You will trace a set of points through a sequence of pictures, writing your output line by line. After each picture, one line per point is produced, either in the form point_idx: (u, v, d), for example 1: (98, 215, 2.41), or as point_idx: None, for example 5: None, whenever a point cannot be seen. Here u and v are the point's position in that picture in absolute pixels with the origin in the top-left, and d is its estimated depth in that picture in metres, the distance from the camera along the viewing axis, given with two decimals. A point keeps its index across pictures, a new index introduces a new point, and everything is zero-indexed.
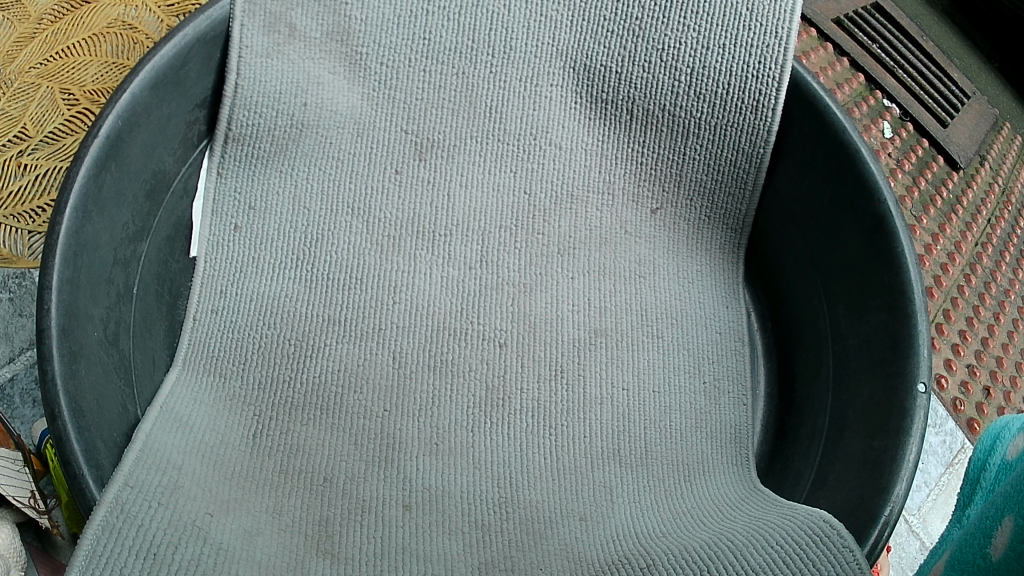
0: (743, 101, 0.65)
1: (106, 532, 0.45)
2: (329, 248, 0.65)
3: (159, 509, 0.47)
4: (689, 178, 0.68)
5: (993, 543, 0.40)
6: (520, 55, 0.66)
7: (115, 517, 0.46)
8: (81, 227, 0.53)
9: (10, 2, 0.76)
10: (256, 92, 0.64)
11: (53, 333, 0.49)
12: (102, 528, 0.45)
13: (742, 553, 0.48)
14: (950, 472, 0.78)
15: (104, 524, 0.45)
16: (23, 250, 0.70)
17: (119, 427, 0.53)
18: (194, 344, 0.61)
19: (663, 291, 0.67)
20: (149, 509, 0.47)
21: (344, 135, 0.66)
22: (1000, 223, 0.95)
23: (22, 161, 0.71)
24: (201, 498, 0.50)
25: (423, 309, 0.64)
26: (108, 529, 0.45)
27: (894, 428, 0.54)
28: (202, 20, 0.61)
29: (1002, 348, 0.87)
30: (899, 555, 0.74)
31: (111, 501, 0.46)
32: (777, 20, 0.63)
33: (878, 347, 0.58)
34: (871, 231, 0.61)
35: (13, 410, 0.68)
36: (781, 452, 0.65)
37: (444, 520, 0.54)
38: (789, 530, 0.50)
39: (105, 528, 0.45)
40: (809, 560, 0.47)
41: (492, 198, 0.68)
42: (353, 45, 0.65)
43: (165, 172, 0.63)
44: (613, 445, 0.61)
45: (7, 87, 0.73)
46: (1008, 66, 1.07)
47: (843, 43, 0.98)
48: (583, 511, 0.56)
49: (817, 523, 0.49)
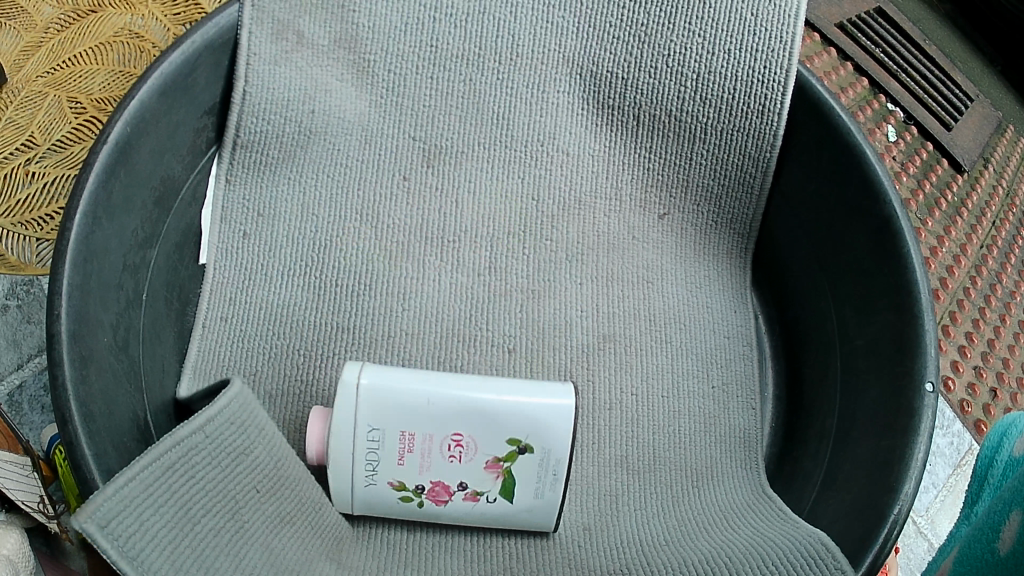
0: (750, 106, 0.65)
1: (144, 491, 0.43)
2: (338, 254, 0.66)
3: (195, 483, 0.46)
4: (696, 183, 0.69)
5: (1000, 538, 0.40)
6: (526, 61, 0.66)
7: (157, 477, 0.44)
8: (91, 234, 0.53)
9: (15, 11, 0.76)
10: (264, 99, 0.64)
11: (63, 338, 0.49)
12: (140, 483, 0.43)
13: (729, 558, 0.50)
14: (957, 474, 0.79)
15: (144, 478, 0.43)
16: (31, 258, 0.71)
17: (130, 433, 0.53)
18: (204, 351, 0.61)
19: (671, 296, 0.68)
20: (186, 481, 0.45)
21: (352, 143, 0.67)
22: (1005, 225, 0.95)
23: (30, 169, 0.71)
24: (236, 481, 0.48)
25: (433, 315, 0.64)
26: (144, 487, 0.43)
27: (903, 427, 0.54)
28: (211, 27, 0.61)
29: (1007, 349, 0.87)
30: (907, 557, 0.75)
31: (159, 457, 0.44)
32: (781, 24, 0.64)
33: (885, 348, 0.58)
34: (877, 233, 0.61)
35: (21, 416, 0.69)
36: (790, 453, 0.65)
37: (450, 533, 0.55)
38: (787, 550, 0.50)
39: (143, 484, 0.43)
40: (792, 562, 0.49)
41: (501, 205, 0.68)
42: (360, 52, 0.65)
43: (174, 179, 0.62)
44: (623, 451, 0.61)
45: (14, 95, 0.73)
46: (1009, 69, 1.07)
47: (845, 48, 0.98)
48: (588, 520, 0.57)
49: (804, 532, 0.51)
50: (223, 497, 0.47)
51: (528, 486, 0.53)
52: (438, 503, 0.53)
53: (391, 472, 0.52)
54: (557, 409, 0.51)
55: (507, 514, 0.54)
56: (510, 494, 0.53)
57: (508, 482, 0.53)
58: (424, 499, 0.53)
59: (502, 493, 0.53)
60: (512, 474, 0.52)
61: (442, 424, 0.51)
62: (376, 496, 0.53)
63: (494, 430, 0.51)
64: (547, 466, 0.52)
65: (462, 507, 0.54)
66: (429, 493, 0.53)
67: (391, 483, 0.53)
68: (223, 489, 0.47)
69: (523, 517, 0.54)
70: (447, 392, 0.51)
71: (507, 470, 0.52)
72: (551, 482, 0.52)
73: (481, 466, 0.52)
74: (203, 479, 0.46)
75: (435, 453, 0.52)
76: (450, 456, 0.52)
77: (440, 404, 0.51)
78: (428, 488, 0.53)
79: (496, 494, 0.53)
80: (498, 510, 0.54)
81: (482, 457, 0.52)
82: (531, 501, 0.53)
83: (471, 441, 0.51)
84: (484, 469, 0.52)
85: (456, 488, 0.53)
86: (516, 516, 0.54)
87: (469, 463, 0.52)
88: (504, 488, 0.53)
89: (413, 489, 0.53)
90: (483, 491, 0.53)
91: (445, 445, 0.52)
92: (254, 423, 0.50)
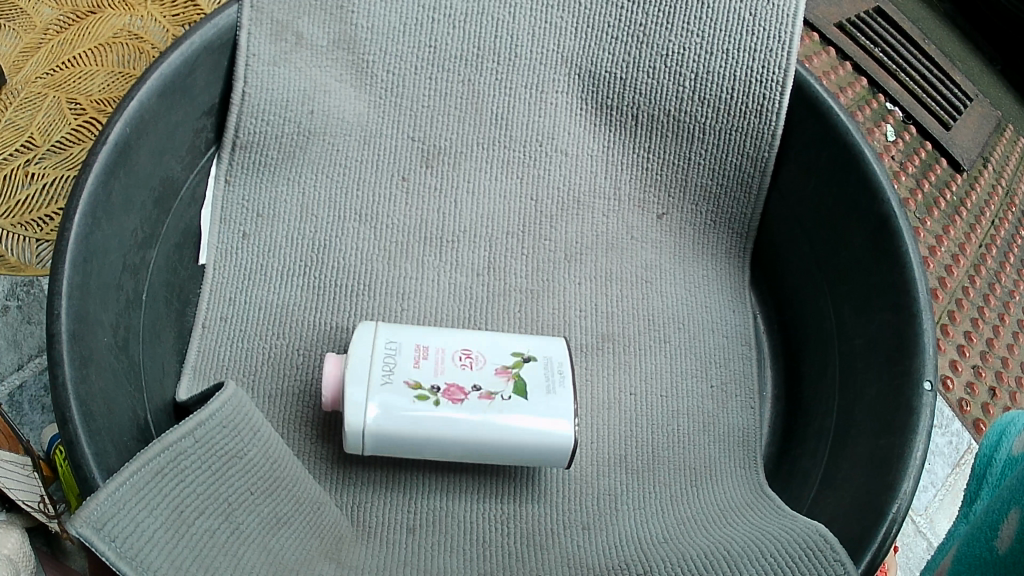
0: (748, 105, 0.65)
1: (136, 497, 0.43)
2: (337, 255, 0.66)
3: (187, 487, 0.46)
4: (694, 183, 0.69)
5: (999, 536, 0.40)
6: (525, 62, 0.67)
7: (148, 482, 0.44)
8: (90, 234, 0.53)
9: (16, 13, 0.76)
10: (263, 100, 0.64)
11: (63, 338, 0.49)
12: (132, 488, 0.43)
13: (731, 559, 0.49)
14: (956, 472, 0.79)
15: (136, 483, 0.43)
16: (31, 259, 0.71)
17: (130, 432, 0.53)
18: (203, 352, 0.61)
19: (670, 296, 0.68)
20: (177, 486, 0.45)
21: (352, 143, 0.67)
22: (1004, 224, 0.95)
23: (30, 170, 0.71)
24: (229, 485, 0.48)
25: (432, 315, 0.64)
26: (136, 492, 0.43)
27: (901, 426, 0.54)
28: (209, 28, 0.61)
29: (1007, 348, 0.87)
30: (907, 556, 0.75)
31: (148, 463, 0.44)
32: (780, 24, 0.64)
33: (884, 346, 0.59)
34: (875, 232, 0.61)
35: (21, 416, 0.69)
36: (789, 452, 0.65)
37: (446, 537, 0.55)
38: (785, 541, 0.50)
39: (134, 489, 0.43)
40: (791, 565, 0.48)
41: (500, 205, 0.68)
42: (359, 52, 0.65)
43: (173, 179, 0.62)
44: (622, 450, 0.61)
45: (13, 97, 0.73)
46: (1008, 68, 1.07)
47: (844, 48, 0.98)
48: (586, 520, 0.57)
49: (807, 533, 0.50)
50: (217, 498, 0.47)
51: (539, 384, 0.54)
52: (453, 401, 0.53)
53: (406, 373, 0.53)
54: (553, 342, 0.58)
55: (524, 407, 0.53)
56: (522, 391, 0.54)
57: (519, 381, 0.54)
58: (439, 398, 0.53)
59: (515, 390, 0.54)
60: (522, 377, 0.54)
61: (453, 341, 0.56)
62: (390, 397, 0.52)
63: (499, 348, 0.56)
64: (552, 370, 0.55)
65: (478, 407, 0.53)
66: (444, 390, 0.53)
67: (407, 380, 0.53)
68: (216, 493, 0.47)
69: (539, 412, 0.53)
70: (456, 330, 0.58)
71: (518, 374, 0.55)
72: (559, 381, 0.55)
73: (492, 371, 0.55)
74: (194, 482, 0.46)
75: (449, 364, 0.54)
76: (462, 363, 0.55)
77: (450, 333, 0.57)
78: (442, 385, 0.53)
79: (510, 393, 0.54)
80: (516, 407, 0.53)
81: (492, 364, 0.55)
82: (544, 398, 0.54)
83: (481, 356, 0.55)
84: (496, 372, 0.55)
85: (470, 387, 0.54)
86: (534, 414, 0.53)
87: (480, 367, 0.55)
88: (517, 386, 0.54)
89: (428, 386, 0.53)
90: (496, 390, 0.54)
91: (457, 355, 0.55)
92: (248, 426, 0.50)
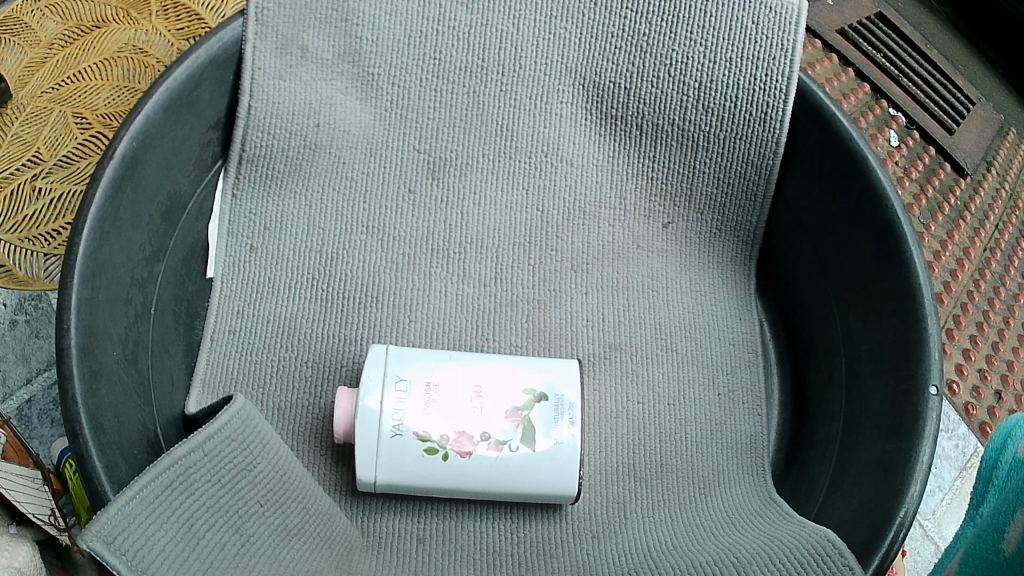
0: (752, 114, 0.65)
1: (146, 510, 0.43)
2: (344, 267, 0.66)
3: (197, 500, 0.46)
4: (700, 192, 0.69)
5: (1005, 539, 0.40)
6: (529, 72, 0.67)
7: (157, 495, 0.44)
8: (98, 248, 0.53)
9: (21, 28, 0.76)
10: (269, 113, 0.64)
11: (72, 352, 0.49)
12: (141, 502, 0.43)
13: (733, 565, 0.50)
14: (963, 476, 0.79)
15: (146, 497, 0.43)
16: (39, 272, 0.72)
17: (141, 447, 0.53)
18: (212, 365, 0.62)
19: (676, 304, 0.68)
20: (186, 499, 0.45)
21: (357, 156, 0.67)
22: (1009, 227, 0.95)
23: (36, 184, 0.72)
24: (238, 497, 0.48)
25: (438, 326, 0.65)
26: (146, 506, 0.43)
27: (906, 431, 0.54)
28: (214, 42, 0.61)
29: (1012, 351, 0.87)
30: (915, 560, 0.75)
31: (157, 477, 0.44)
32: (782, 32, 0.64)
33: (890, 353, 0.59)
34: (880, 239, 0.61)
35: (31, 430, 0.70)
36: (796, 459, 0.65)
37: (457, 549, 0.56)
38: (792, 547, 0.50)
39: (143, 503, 0.43)
40: (793, 567, 0.49)
41: (505, 216, 0.69)
42: (364, 65, 0.66)
43: (180, 193, 0.62)
44: (629, 459, 0.61)
45: (18, 112, 0.73)
46: (1011, 72, 1.07)
47: (847, 54, 0.98)
48: (594, 529, 0.57)
49: (816, 537, 0.51)
50: (227, 511, 0.47)
51: (549, 432, 0.54)
52: (462, 454, 0.54)
53: (416, 424, 0.53)
54: (566, 371, 0.57)
55: (530, 462, 0.54)
56: (531, 440, 0.54)
57: (528, 428, 0.54)
58: (448, 452, 0.54)
59: (523, 440, 0.54)
60: (531, 422, 0.54)
61: (464, 378, 0.55)
62: (400, 451, 0.53)
63: (511, 386, 0.55)
64: (562, 415, 0.55)
65: (486, 459, 0.54)
66: (454, 442, 0.53)
67: (417, 432, 0.53)
68: (226, 505, 0.47)
69: (544, 466, 0.54)
70: (467, 356, 0.57)
71: (527, 419, 0.54)
72: (568, 425, 0.54)
73: (502, 416, 0.54)
74: (204, 496, 0.46)
75: (459, 407, 0.54)
76: (472, 407, 0.54)
77: (460, 364, 0.56)
78: (452, 435, 0.54)
79: (518, 443, 0.54)
80: (522, 459, 0.54)
81: (502, 407, 0.55)
82: (552, 448, 0.54)
83: (492, 397, 0.55)
84: (505, 419, 0.54)
85: (479, 437, 0.54)
86: (540, 468, 0.54)
87: (490, 413, 0.54)
88: (525, 434, 0.54)
89: (438, 441, 0.53)
90: (505, 440, 0.54)
91: (467, 398, 0.55)
92: (257, 439, 0.50)
